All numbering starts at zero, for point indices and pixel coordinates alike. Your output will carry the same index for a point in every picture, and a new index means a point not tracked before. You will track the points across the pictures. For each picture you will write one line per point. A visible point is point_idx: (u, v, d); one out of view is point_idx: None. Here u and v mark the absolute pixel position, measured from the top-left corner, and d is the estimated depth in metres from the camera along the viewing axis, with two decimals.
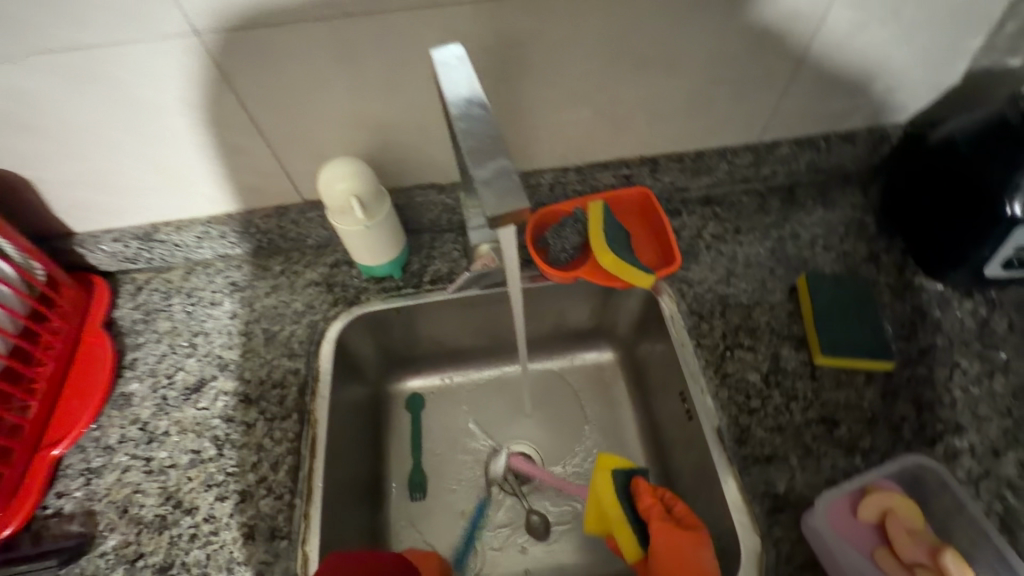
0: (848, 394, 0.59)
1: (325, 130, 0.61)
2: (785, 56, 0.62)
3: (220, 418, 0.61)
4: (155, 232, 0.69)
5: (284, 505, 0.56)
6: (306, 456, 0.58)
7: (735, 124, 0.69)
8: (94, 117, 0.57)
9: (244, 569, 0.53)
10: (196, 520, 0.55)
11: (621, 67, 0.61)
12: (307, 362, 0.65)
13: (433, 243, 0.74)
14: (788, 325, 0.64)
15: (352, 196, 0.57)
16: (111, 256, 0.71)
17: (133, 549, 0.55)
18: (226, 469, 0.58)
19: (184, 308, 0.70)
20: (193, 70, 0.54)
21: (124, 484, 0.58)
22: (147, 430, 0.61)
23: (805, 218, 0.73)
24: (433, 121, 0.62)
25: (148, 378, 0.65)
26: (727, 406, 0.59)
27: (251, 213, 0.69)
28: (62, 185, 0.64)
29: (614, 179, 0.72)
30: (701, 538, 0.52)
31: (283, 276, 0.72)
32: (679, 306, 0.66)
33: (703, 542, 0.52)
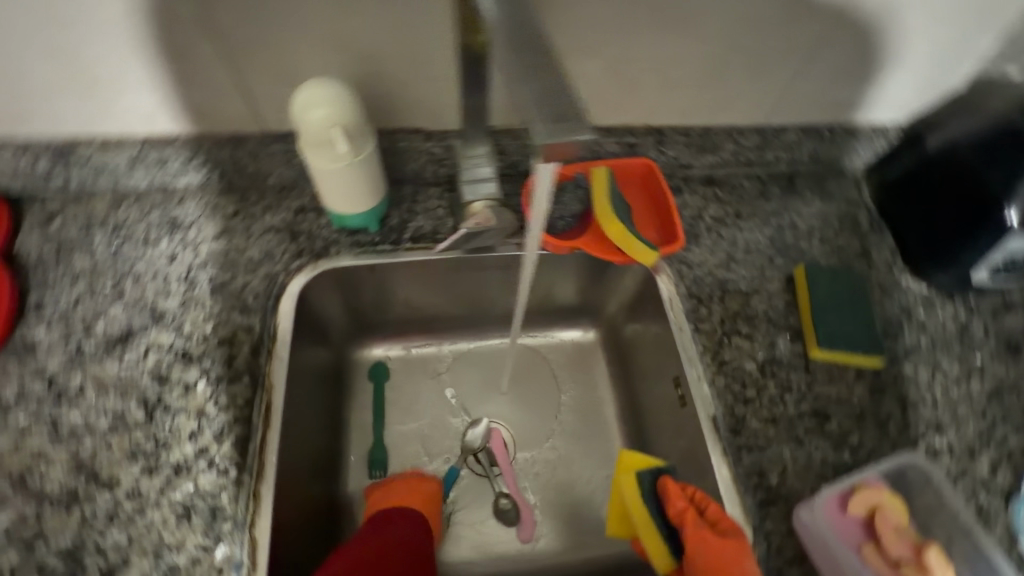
0: (840, 389, 0.59)
1: (302, 45, 0.51)
2: (813, 33, 0.58)
3: (151, 377, 0.52)
4: (74, 149, 0.57)
5: (229, 483, 0.47)
6: (258, 426, 0.50)
7: (747, 101, 0.66)
8: None
9: (177, 555, 0.45)
10: (116, 496, 0.46)
11: (649, 19, 0.55)
12: (262, 318, 0.56)
13: (416, 196, 0.65)
14: (784, 316, 0.63)
15: (334, 125, 0.48)
16: (14, 173, 0.58)
17: (32, 529, 0.45)
18: (157, 438, 0.49)
19: (108, 244, 0.59)
20: None
21: (23, 450, 0.48)
22: (56, 387, 0.51)
23: (803, 208, 0.72)
24: (431, 52, 0.53)
25: (60, 324, 0.54)
26: (723, 394, 0.57)
27: (200, 138, 0.58)
28: None
29: (618, 147, 0.67)
30: (741, 546, 0.48)
31: (236, 217, 0.61)
32: (678, 287, 0.63)
33: (743, 551, 0.47)
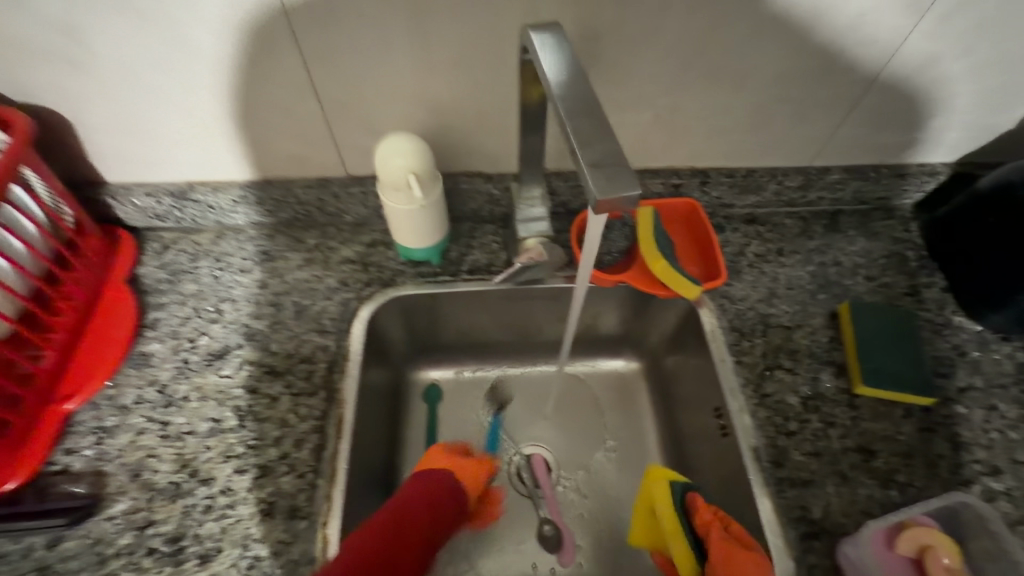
0: (886, 426, 0.59)
1: (384, 104, 0.59)
2: (855, 82, 0.61)
3: (243, 388, 0.59)
4: (190, 190, 0.67)
5: (307, 484, 0.53)
6: (332, 436, 0.56)
7: (789, 145, 0.69)
8: (148, 62, 0.53)
9: (260, 546, 0.50)
10: (212, 491, 0.53)
11: (694, 74, 0.59)
12: (337, 340, 0.63)
13: (473, 233, 0.72)
14: (828, 351, 0.64)
15: (409, 172, 0.55)
16: (140, 211, 0.68)
17: (143, 515, 0.52)
18: (247, 442, 0.56)
19: (211, 272, 0.68)
20: (262, 25, 0.51)
21: (138, 447, 0.55)
22: (166, 393, 0.59)
23: (847, 246, 0.73)
24: (495, 108, 0.60)
25: (171, 339, 0.63)
26: (764, 426, 0.58)
27: (292, 182, 0.67)
28: (101, 131, 0.60)
29: (662, 188, 0.71)
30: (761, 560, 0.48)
31: (317, 250, 0.70)
32: (720, 321, 0.65)
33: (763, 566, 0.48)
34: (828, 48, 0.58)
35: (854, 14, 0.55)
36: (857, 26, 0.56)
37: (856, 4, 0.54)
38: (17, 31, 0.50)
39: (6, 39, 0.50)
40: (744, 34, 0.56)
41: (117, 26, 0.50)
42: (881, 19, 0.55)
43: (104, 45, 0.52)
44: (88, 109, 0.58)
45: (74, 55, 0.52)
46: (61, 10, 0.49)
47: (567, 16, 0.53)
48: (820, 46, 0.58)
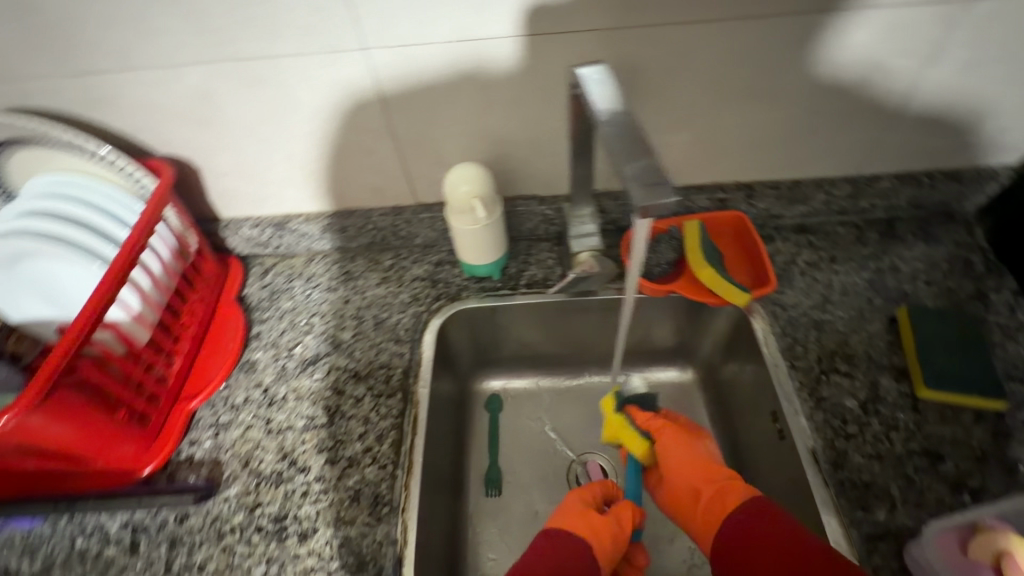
0: (954, 429, 0.58)
1: (450, 139, 0.67)
2: (895, 93, 0.63)
3: (332, 390, 0.67)
4: (287, 222, 0.78)
5: (387, 475, 0.60)
6: (408, 432, 0.63)
7: (834, 156, 0.71)
8: (260, 116, 0.65)
9: (349, 528, 0.57)
10: (308, 478, 0.61)
11: (731, 95, 0.63)
12: (411, 348, 0.70)
13: (530, 250, 0.79)
14: (887, 355, 0.64)
15: (474, 198, 0.63)
16: (246, 240, 0.80)
17: (252, 497, 0.60)
18: (336, 436, 0.63)
19: (304, 291, 0.78)
20: (350, 80, 0.61)
21: (247, 439, 0.64)
22: (268, 394, 0.68)
23: (905, 251, 0.73)
24: (548, 136, 0.67)
25: (271, 348, 0.72)
26: (822, 428, 0.59)
27: (371, 211, 0.77)
28: (220, 175, 0.72)
29: (709, 203, 0.75)
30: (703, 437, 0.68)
31: (392, 269, 0.78)
32: (772, 327, 0.67)
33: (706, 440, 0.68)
34: (863, 63, 0.60)
35: (887, 31, 0.57)
36: (891, 40, 0.58)
37: (887, 24, 0.57)
38: (163, 99, 0.63)
39: (155, 106, 0.63)
40: (778, 55, 0.60)
41: (238, 90, 0.62)
42: (916, 33, 0.57)
43: (226, 105, 0.63)
44: (211, 157, 0.70)
45: (205, 115, 0.64)
46: (196, 79, 0.60)
47: (608, 53, 0.59)
48: (855, 62, 0.60)
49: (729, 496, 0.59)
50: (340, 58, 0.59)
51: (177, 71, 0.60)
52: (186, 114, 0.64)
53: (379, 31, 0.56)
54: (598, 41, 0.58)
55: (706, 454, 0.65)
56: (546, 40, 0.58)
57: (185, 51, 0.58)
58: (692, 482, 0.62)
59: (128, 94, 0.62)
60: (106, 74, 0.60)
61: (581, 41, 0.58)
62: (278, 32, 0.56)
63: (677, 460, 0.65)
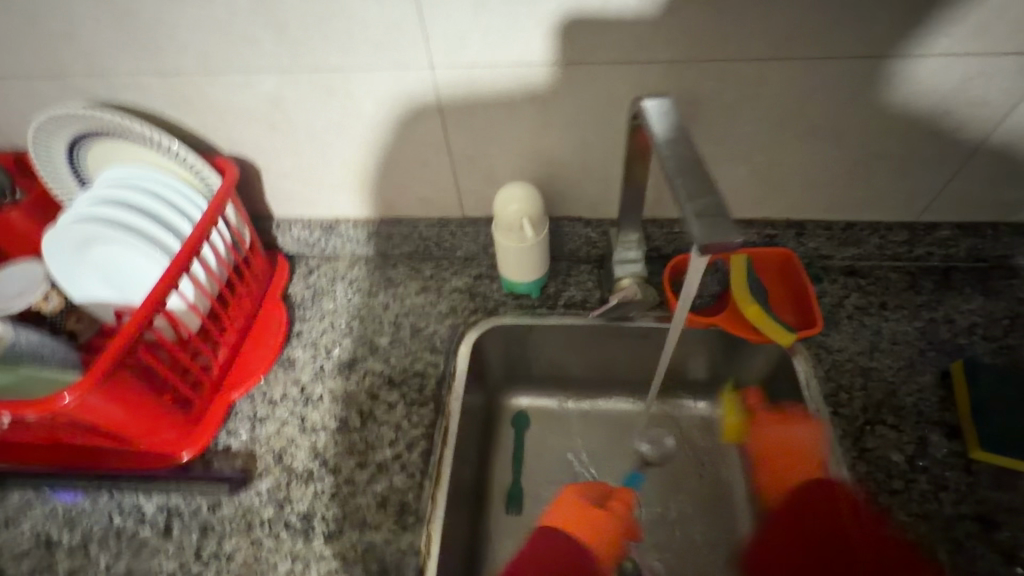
0: (1009, 497, 0.55)
1: (504, 157, 0.69)
2: (965, 140, 0.62)
3: (366, 394, 0.68)
4: (336, 225, 0.80)
5: (415, 484, 0.60)
6: (438, 443, 0.63)
7: (892, 200, 0.69)
8: (324, 123, 0.67)
9: (374, 533, 0.57)
10: (337, 480, 0.62)
11: (790, 133, 0.63)
12: (446, 359, 0.71)
13: (569, 271, 0.79)
14: (938, 411, 0.61)
15: (524, 218, 0.63)
16: (296, 240, 0.82)
17: (283, 494, 0.61)
18: (368, 440, 0.64)
19: (345, 293, 0.80)
20: (414, 95, 0.63)
21: (282, 435, 0.66)
22: (305, 392, 0.70)
23: (962, 303, 0.70)
24: (599, 161, 0.68)
25: (311, 348, 0.74)
26: (865, 481, 0.57)
27: (418, 221, 0.79)
28: (279, 176, 0.75)
29: (756, 238, 0.74)
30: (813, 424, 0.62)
31: (432, 279, 0.80)
32: (816, 370, 0.65)
33: (815, 428, 0.62)
34: (931, 110, 0.59)
35: (959, 79, 0.56)
36: (962, 90, 0.57)
37: (958, 75, 0.56)
38: (237, 102, 0.66)
39: (228, 108, 0.67)
40: (843, 97, 0.59)
41: (307, 98, 0.64)
42: (990, 83, 0.56)
43: (295, 111, 0.66)
44: (274, 158, 0.73)
45: (273, 120, 0.67)
46: (270, 86, 0.63)
47: (671, 84, 0.59)
48: (922, 107, 0.59)
49: (795, 471, 0.63)
50: (408, 74, 0.61)
51: (253, 77, 0.63)
52: (257, 117, 0.67)
53: (448, 50, 0.58)
54: (661, 72, 0.58)
55: (805, 439, 0.62)
56: (611, 69, 0.58)
57: (264, 59, 0.61)
58: (784, 463, 0.64)
59: (207, 96, 0.65)
60: (189, 76, 0.63)
61: (644, 72, 0.58)
62: (354, 47, 0.59)
63: (778, 438, 0.66)
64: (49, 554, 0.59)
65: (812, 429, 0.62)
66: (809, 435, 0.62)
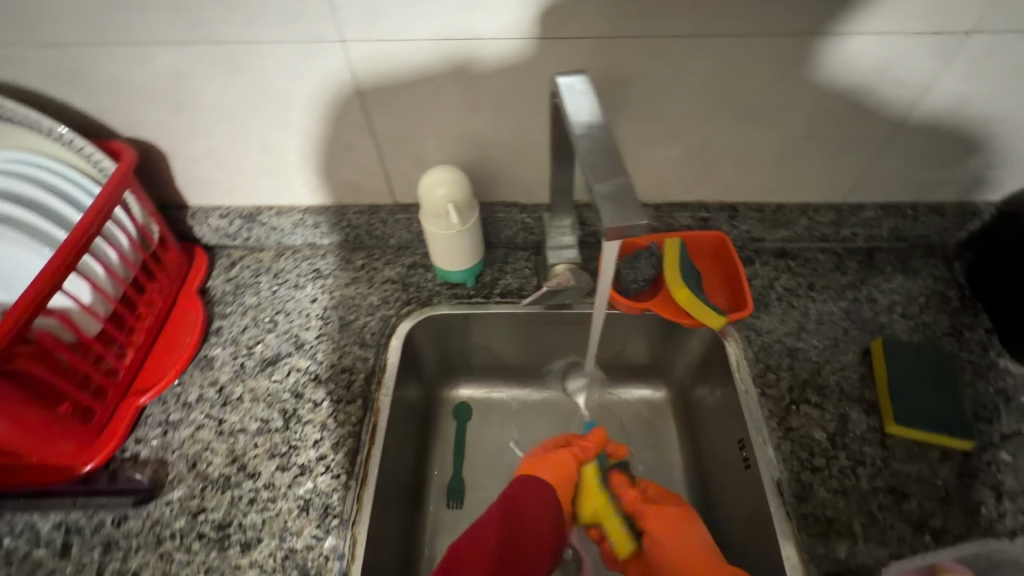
0: (920, 468, 0.57)
1: (430, 139, 0.65)
2: (883, 122, 0.63)
3: (291, 392, 0.65)
4: (258, 214, 0.75)
5: (340, 485, 0.58)
6: (366, 441, 0.60)
7: (818, 181, 0.70)
8: (231, 102, 0.62)
9: (296, 539, 0.55)
10: (257, 485, 0.58)
11: (717, 114, 0.62)
12: (376, 353, 0.68)
13: (507, 258, 0.77)
14: (859, 388, 0.63)
15: (449, 203, 0.60)
16: (214, 230, 0.77)
17: (196, 502, 0.57)
18: (291, 441, 0.61)
19: (270, 287, 0.75)
20: (328, 72, 0.58)
21: (197, 440, 0.62)
22: (224, 393, 0.65)
23: (884, 282, 0.72)
24: (530, 143, 0.66)
25: (231, 345, 0.70)
26: (789, 460, 0.58)
27: (346, 208, 0.75)
28: (188, 161, 0.69)
29: (690, 221, 0.74)
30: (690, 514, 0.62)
31: (364, 270, 0.76)
32: (746, 352, 0.66)
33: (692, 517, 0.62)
34: (853, 90, 0.60)
35: (879, 59, 0.57)
36: (883, 69, 0.58)
37: (877, 55, 0.56)
38: (132, 78, 0.60)
39: (122, 85, 0.60)
40: (766, 77, 0.59)
41: (209, 74, 0.59)
42: (905, 64, 0.57)
43: (199, 88, 0.60)
44: (180, 141, 0.67)
45: (174, 98, 0.62)
46: (166, 60, 0.58)
47: (598, 62, 0.57)
48: (842, 88, 0.60)
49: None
50: (319, 48, 0.56)
51: (146, 50, 0.57)
52: (157, 95, 0.61)
53: (361, 22, 0.54)
54: (585, 50, 0.56)
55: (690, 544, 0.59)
56: (533, 45, 0.56)
57: (156, 29, 0.55)
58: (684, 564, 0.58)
59: (95, 71, 0.59)
60: (69, 49, 0.57)
61: (568, 50, 0.56)
62: (255, 16, 0.54)
63: (671, 539, 0.60)
64: None
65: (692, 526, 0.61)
66: (696, 538, 0.60)
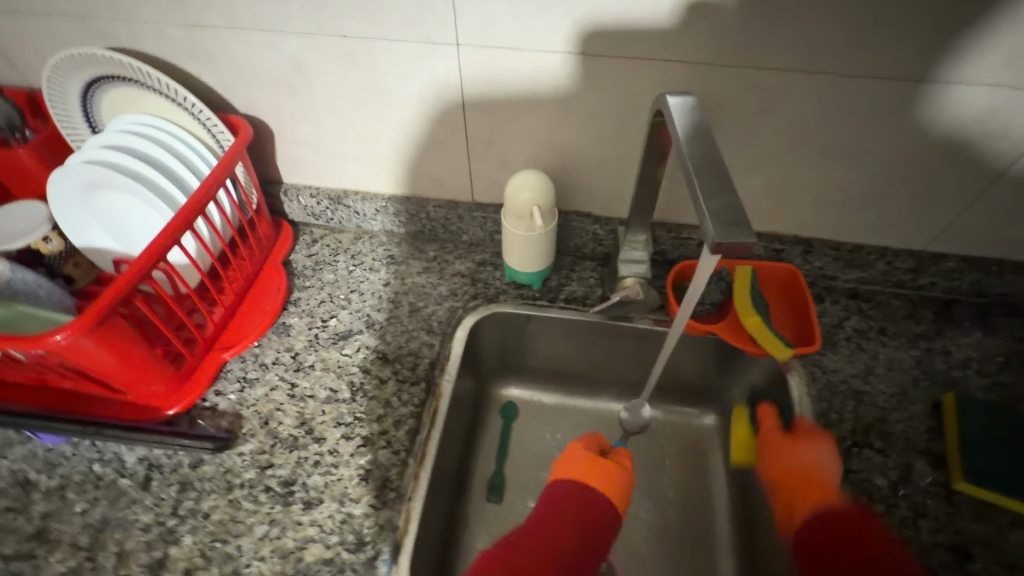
0: (987, 530, 0.56)
1: (520, 144, 0.68)
2: (981, 173, 0.61)
3: (359, 367, 0.68)
4: (345, 197, 0.80)
5: (399, 461, 0.60)
6: (426, 423, 0.63)
7: (902, 226, 0.69)
8: (342, 91, 0.66)
9: (354, 506, 0.57)
10: (322, 449, 0.61)
11: (807, 148, 0.63)
12: (442, 341, 0.71)
13: (573, 267, 0.79)
14: (926, 441, 0.61)
15: (534, 205, 0.63)
16: (302, 208, 0.82)
17: (265, 458, 0.61)
18: (356, 413, 0.64)
19: (347, 267, 0.79)
20: (437, 73, 0.62)
21: (270, 400, 0.66)
22: (297, 359, 0.69)
23: (960, 336, 0.70)
24: (614, 158, 0.68)
25: (307, 316, 0.74)
26: (846, 501, 0.57)
27: (426, 201, 0.78)
28: (292, 142, 0.74)
29: (763, 251, 0.74)
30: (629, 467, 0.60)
31: (435, 261, 0.80)
32: (808, 388, 0.65)
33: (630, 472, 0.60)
34: (952, 138, 0.59)
35: (984, 110, 0.56)
36: (986, 120, 0.57)
37: (982, 106, 0.56)
38: (258, 61, 0.65)
39: (249, 66, 0.66)
40: (865, 117, 0.59)
41: (328, 63, 0.64)
42: (1013, 116, 0.56)
43: (315, 76, 0.65)
44: (288, 123, 0.72)
45: (292, 82, 0.67)
46: (292, 49, 0.63)
47: (694, 87, 0.59)
48: (941, 136, 0.59)
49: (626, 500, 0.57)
50: (433, 50, 0.60)
51: (276, 37, 0.62)
52: (276, 79, 0.67)
53: (476, 29, 0.58)
54: (687, 74, 0.58)
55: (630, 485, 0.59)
56: (637, 65, 0.58)
57: (288, 21, 0.60)
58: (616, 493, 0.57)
59: (226, 51, 0.65)
60: (210, 30, 0.63)
61: (670, 73, 0.58)
62: (381, 16, 0.58)
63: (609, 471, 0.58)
64: (24, 495, 0.59)
65: (824, 449, 0.58)
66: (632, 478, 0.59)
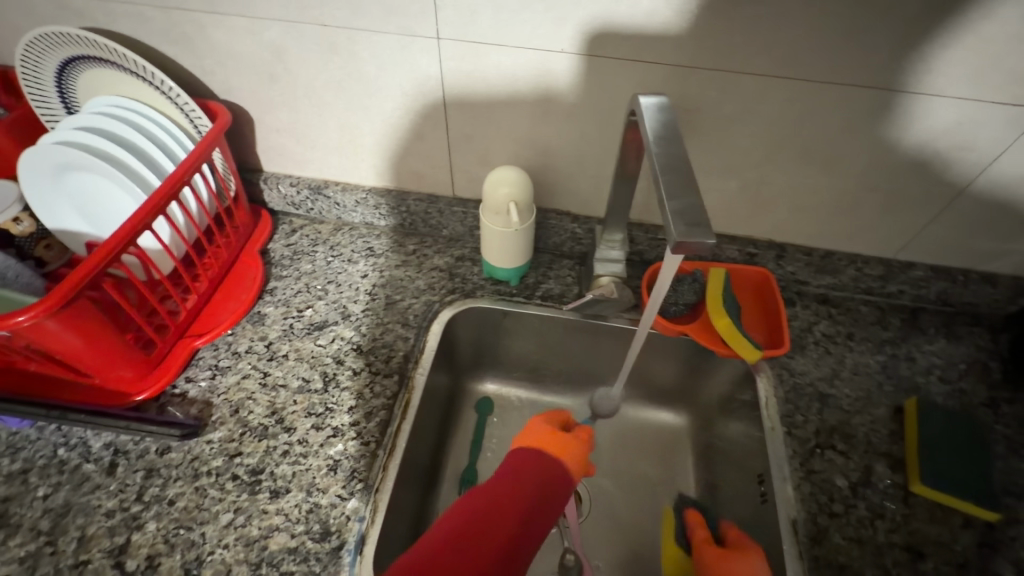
0: (940, 531, 0.57)
1: (500, 140, 0.69)
2: (948, 184, 0.63)
3: (333, 357, 0.68)
4: (325, 187, 0.79)
5: (368, 452, 0.60)
6: (397, 415, 0.63)
7: (872, 233, 0.71)
8: (324, 81, 0.66)
9: (321, 495, 0.57)
10: (291, 438, 0.61)
11: (781, 154, 0.64)
12: (417, 334, 0.71)
13: (551, 264, 0.79)
14: (886, 444, 0.63)
15: (511, 201, 0.63)
16: (282, 197, 0.82)
17: (234, 446, 0.61)
18: (328, 403, 0.64)
19: (325, 257, 0.79)
20: (419, 65, 0.62)
21: (241, 388, 0.65)
22: (271, 349, 0.69)
23: (925, 343, 0.72)
24: (593, 158, 0.69)
25: (283, 306, 0.74)
26: (806, 501, 0.59)
27: (407, 194, 0.78)
28: (272, 130, 0.74)
29: (738, 254, 0.75)
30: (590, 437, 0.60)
31: (414, 255, 0.80)
32: (776, 390, 0.66)
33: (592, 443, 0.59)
34: (920, 149, 0.60)
35: (951, 122, 0.57)
36: (952, 133, 0.58)
37: (949, 118, 0.57)
38: (239, 47, 0.65)
39: (229, 52, 0.65)
40: (836, 125, 0.60)
41: (309, 51, 0.63)
42: (978, 129, 0.57)
43: (296, 64, 0.65)
44: (269, 111, 0.72)
45: (273, 70, 0.66)
46: (272, 36, 0.63)
47: (672, 89, 0.60)
48: (910, 146, 0.61)
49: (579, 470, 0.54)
50: (414, 42, 0.60)
51: (257, 23, 0.62)
52: (256, 66, 0.66)
53: (457, 23, 0.58)
54: (665, 76, 0.59)
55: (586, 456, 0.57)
56: (616, 66, 0.59)
57: (269, 7, 0.60)
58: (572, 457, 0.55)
59: (206, 36, 0.64)
60: (191, 14, 0.62)
61: (648, 74, 0.59)
62: (363, 7, 0.58)
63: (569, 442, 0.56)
64: None
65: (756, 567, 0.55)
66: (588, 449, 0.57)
